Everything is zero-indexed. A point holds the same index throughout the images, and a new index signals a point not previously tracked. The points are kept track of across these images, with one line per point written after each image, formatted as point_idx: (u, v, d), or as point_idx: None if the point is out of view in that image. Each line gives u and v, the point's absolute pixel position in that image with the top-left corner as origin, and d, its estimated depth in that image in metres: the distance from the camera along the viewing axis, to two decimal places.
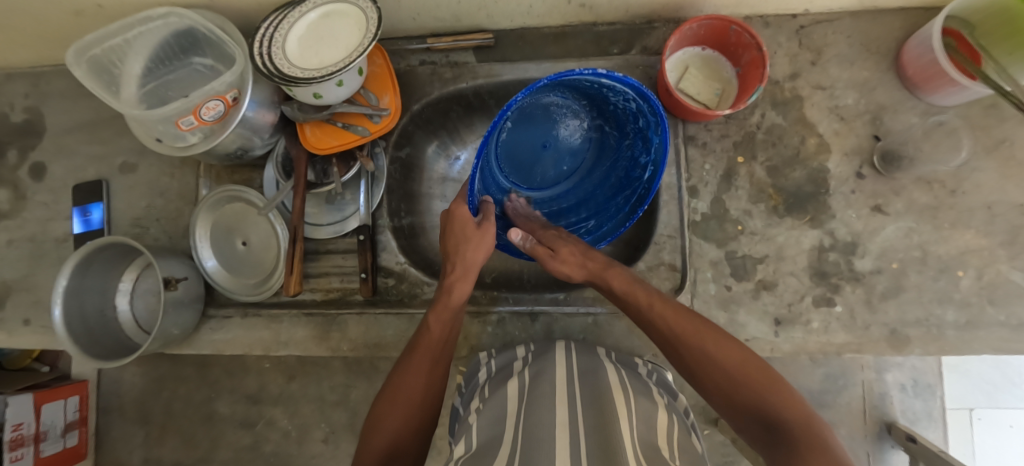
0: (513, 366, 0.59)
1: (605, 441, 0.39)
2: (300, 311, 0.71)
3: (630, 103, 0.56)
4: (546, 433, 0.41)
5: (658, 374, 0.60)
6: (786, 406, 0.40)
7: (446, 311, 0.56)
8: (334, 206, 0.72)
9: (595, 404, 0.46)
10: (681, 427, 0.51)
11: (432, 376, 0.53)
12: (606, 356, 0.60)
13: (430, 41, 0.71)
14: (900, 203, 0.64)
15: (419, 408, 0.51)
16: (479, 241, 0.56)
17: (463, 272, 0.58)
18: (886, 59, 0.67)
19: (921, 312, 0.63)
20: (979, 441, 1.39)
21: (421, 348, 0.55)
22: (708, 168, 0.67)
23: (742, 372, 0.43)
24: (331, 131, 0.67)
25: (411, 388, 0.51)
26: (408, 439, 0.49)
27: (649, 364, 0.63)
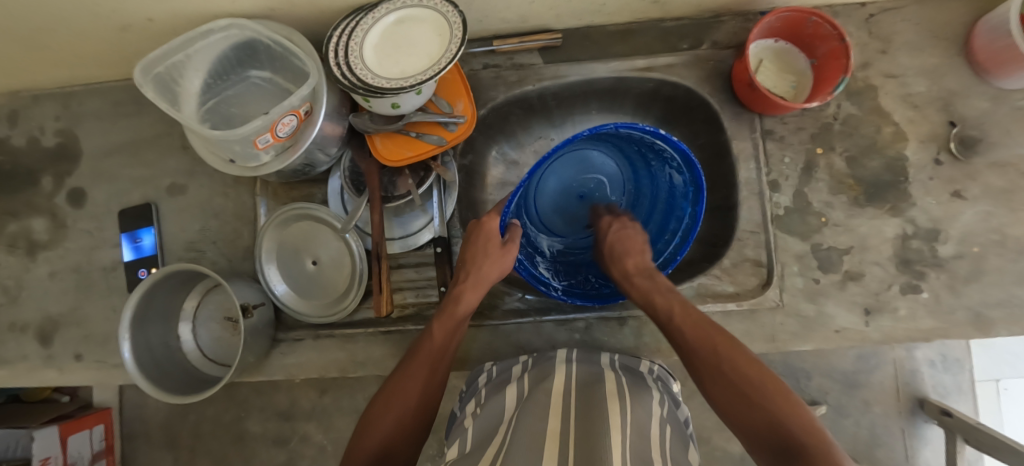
0: (512, 371, 0.60)
1: (589, 451, 0.39)
2: (376, 330, 0.68)
3: (675, 177, 0.68)
4: (535, 442, 0.41)
5: (664, 381, 0.61)
6: (807, 432, 0.38)
7: (450, 320, 0.56)
8: (403, 219, 0.70)
9: (589, 412, 0.46)
10: (678, 437, 0.51)
11: (429, 384, 0.52)
12: (608, 363, 0.60)
13: (495, 43, 0.69)
14: (976, 187, 0.65)
15: (411, 416, 0.49)
16: (500, 254, 0.59)
17: (477, 283, 0.58)
18: (954, 45, 0.67)
19: (1004, 293, 0.64)
20: (1007, 411, 1.44)
21: (422, 354, 0.53)
22: (787, 162, 0.67)
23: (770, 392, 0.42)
24: (403, 142, 0.64)
25: (407, 395, 0.50)
26: (397, 445, 0.47)
27: (656, 367, 0.62)
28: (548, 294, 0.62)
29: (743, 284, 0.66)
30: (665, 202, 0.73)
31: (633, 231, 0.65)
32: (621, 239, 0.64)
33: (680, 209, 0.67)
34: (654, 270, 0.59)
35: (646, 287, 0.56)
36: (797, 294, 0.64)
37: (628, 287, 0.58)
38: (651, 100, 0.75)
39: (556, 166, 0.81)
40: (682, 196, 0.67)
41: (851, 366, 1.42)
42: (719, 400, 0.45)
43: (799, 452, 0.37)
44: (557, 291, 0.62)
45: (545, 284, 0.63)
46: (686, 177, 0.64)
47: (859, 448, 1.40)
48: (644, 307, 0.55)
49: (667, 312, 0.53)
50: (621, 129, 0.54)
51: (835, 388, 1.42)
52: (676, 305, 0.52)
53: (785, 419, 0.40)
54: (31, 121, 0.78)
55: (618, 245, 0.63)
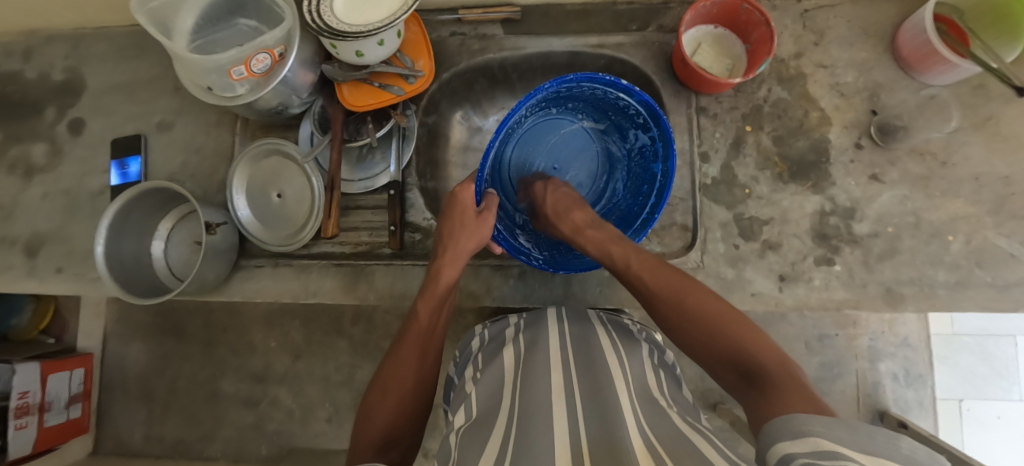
0: (505, 334, 0.63)
1: (599, 411, 0.41)
2: (329, 262, 0.74)
3: (640, 136, 0.74)
4: (543, 404, 0.43)
5: (651, 338, 0.65)
6: (769, 357, 0.41)
7: (433, 299, 0.60)
8: (365, 165, 0.76)
9: (588, 376, 0.48)
10: (670, 381, 0.57)
11: (422, 364, 0.54)
12: (595, 317, 0.65)
13: (462, 12, 0.76)
14: (894, 173, 0.70)
15: (409, 397, 0.51)
16: (478, 222, 0.65)
17: (458, 254, 0.63)
18: (882, 42, 0.73)
19: (915, 272, 0.67)
20: (968, 432, 1.44)
21: (411, 338, 0.56)
22: (719, 137, 0.72)
23: (733, 322, 0.45)
24: (367, 91, 0.71)
25: (406, 375, 0.52)
26: (401, 428, 0.49)
27: (638, 325, 0.67)
28: (529, 262, 0.66)
29: (670, 246, 0.70)
30: (637, 157, 0.77)
31: (565, 191, 0.72)
32: (557, 200, 0.71)
33: (649, 175, 0.73)
34: (593, 222, 0.66)
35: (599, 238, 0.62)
36: (719, 258, 0.69)
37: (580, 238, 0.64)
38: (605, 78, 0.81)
39: (526, 135, 0.81)
40: (652, 155, 0.72)
41: (813, 374, 1.43)
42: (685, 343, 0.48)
43: (766, 374, 0.40)
44: (539, 259, 0.66)
45: (526, 255, 0.66)
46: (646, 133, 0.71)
47: None
48: (603, 257, 0.60)
49: (624, 262, 0.57)
50: (582, 79, 0.61)
51: None
52: (631, 254, 0.57)
53: (755, 344, 0.43)
54: (43, 59, 0.86)
55: (557, 202, 0.70)
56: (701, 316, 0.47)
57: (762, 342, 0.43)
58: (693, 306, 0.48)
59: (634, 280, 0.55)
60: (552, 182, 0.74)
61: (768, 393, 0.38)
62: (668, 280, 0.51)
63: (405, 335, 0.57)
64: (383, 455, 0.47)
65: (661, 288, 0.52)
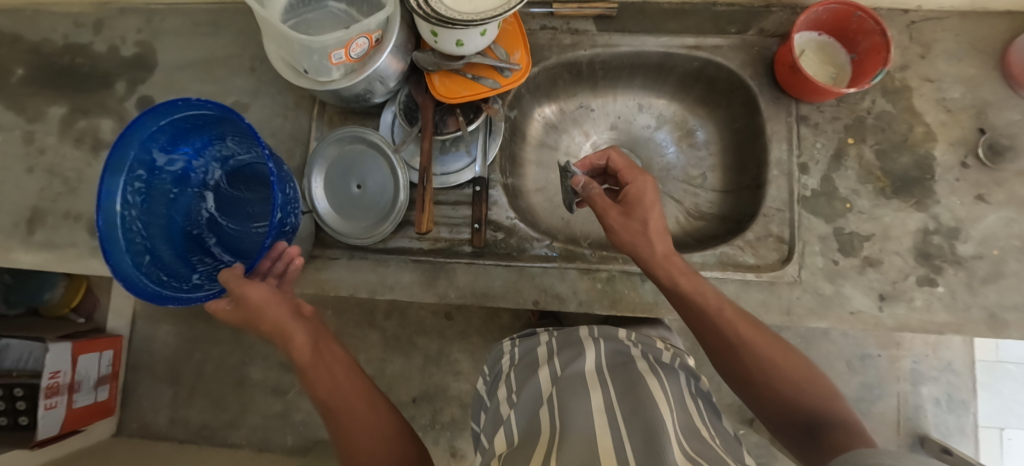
0: (538, 353, 0.65)
1: (646, 429, 0.42)
2: (407, 257, 0.72)
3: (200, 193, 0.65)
4: (587, 419, 0.45)
5: (683, 360, 0.67)
6: (828, 403, 0.47)
7: (323, 369, 0.46)
8: (447, 158, 0.73)
9: (630, 391, 0.50)
10: (709, 410, 0.58)
11: (373, 411, 0.47)
12: (627, 338, 0.67)
13: (556, 6, 0.73)
14: (1001, 194, 0.67)
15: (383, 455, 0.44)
16: (243, 280, 0.45)
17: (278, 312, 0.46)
18: (991, 59, 0.70)
19: (1021, 297, 0.65)
20: (1008, 460, 1.41)
21: (342, 405, 0.46)
22: (819, 147, 0.69)
23: (798, 372, 0.49)
24: (460, 82, 0.69)
25: (369, 449, 0.44)
26: None
27: (673, 348, 0.70)
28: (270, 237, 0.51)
29: (765, 257, 0.68)
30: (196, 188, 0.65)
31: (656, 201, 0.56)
32: (641, 198, 0.56)
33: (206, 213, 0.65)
34: (633, 202, 0.56)
35: (688, 274, 0.53)
36: (817, 273, 0.66)
37: (655, 269, 0.54)
38: (692, 81, 0.79)
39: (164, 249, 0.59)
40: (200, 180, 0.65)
41: (853, 394, 1.41)
42: (744, 388, 0.51)
43: (831, 420, 0.45)
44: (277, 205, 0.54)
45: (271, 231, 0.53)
46: (234, 140, 0.61)
47: None
48: (690, 295, 0.52)
49: (716, 305, 0.51)
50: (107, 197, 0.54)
51: None
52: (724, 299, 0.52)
53: (829, 402, 0.47)
54: (114, 31, 0.84)
55: (642, 194, 0.56)
56: (776, 371, 0.49)
57: (813, 398, 0.48)
58: (763, 357, 0.49)
59: (717, 328, 0.51)
60: (645, 182, 0.57)
61: (838, 429, 0.44)
62: (746, 330, 0.50)
63: (341, 418, 0.45)
64: None
65: (750, 336, 0.50)
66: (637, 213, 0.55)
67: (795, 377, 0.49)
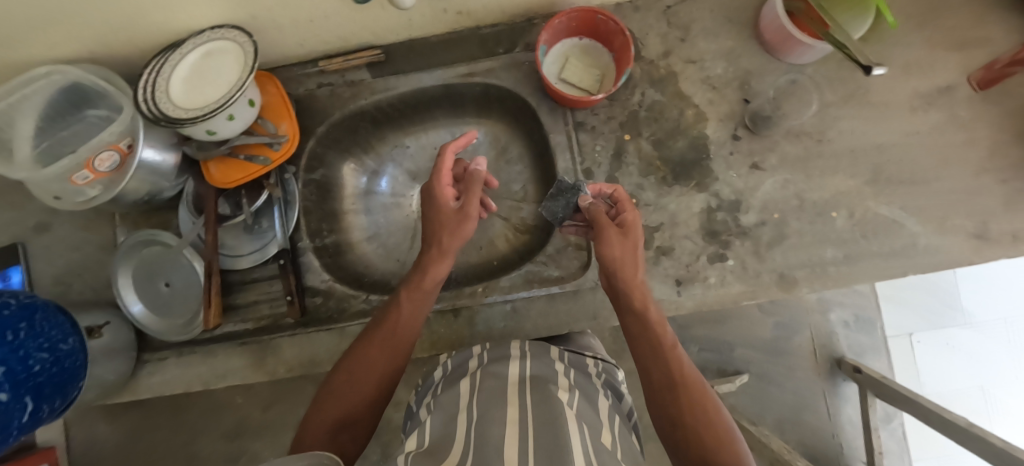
0: (467, 365, 0.54)
1: (553, 448, 0.36)
2: (234, 341, 0.72)
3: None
4: (494, 436, 0.38)
5: (609, 375, 0.58)
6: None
7: (416, 294, 0.55)
8: (253, 235, 0.74)
9: (546, 404, 0.42)
10: (623, 429, 0.49)
11: (387, 363, 0.50)
12: (558, 355, 0.55)
13: (322, 64, 0.74)
14: (774, 158, 0.70)
15: (365, 405, 0.48)
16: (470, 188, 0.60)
17: (397, 318, 0.54)
18: (747, 28, 0.72)
19: (805, 253, 0.69)
20: (922, 363, 1.46)
21: (376, 339, 0.52)
22: (599, 150, 0.71)
23: (718, 430, 0.44)
24: (235, 165, 0.69)
25: (352, 402, 0.47)
26: (360, 418, 0.47)
27: (601, 363, 0.60)
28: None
29: (567, 267, 0.70)
30: None
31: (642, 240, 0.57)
32: (630, 226, 0.57)
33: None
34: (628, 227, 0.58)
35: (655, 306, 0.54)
36: None
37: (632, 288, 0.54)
38: (487, 103, 0.80)
39: None
40: None
41: (771, 334, 1.47)
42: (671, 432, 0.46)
43: None
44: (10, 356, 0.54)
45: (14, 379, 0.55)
46: None
47: (787, 410, 1.44)
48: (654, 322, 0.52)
49: (670, 342, 0.51)
50: None
51: (757, 358, 1.46)
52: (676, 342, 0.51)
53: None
54: None
55: (627, 223, 0.58)
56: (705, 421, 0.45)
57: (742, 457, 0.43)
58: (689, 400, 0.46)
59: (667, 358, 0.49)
60: (625, 210, 0.60)
61: None
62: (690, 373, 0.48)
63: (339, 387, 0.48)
64: (332, 438, 0.45)
65: (690, 377, 0.48)
66: (632, 236, 0.57)
67: (721, 435, 0.44)
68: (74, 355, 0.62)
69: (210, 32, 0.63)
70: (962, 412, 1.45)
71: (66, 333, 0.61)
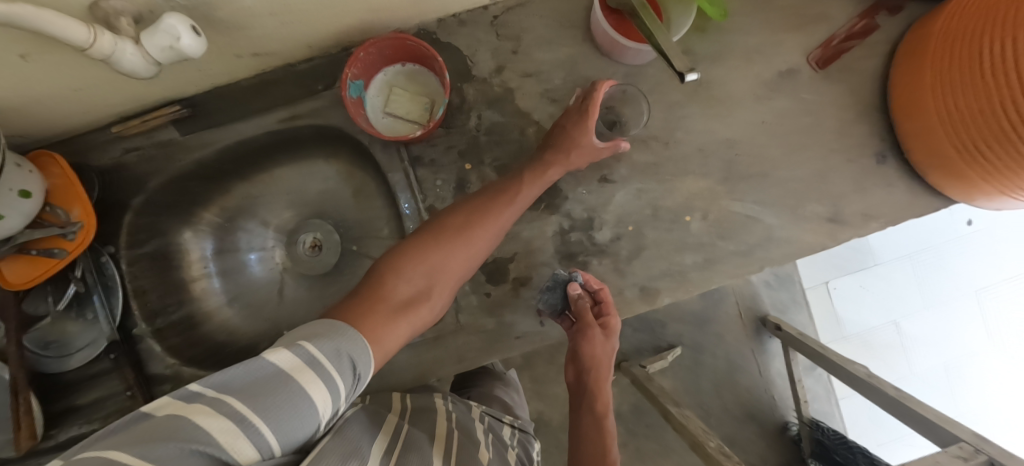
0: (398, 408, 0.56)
1: None
2: (78, 448, 0.65)
3: None
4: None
5: (522, 446, 0.64)
6: None
7: (510, 198, 0.56)
8: (81, 330, 0.67)
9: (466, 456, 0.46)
10: None
11: (471, 251, 0.53)
12: (478, 416, 0.61)
13: (120, 129, 0.67)
14: (623, 168, 0.68)
15: (444, 275, 0.51)
16: (568, 146, 0.59)
17: (516, 199, 0.57)
18: (580, 32, 0.68)
19: (665, 263, 0.68)
20: (842, 310, 1.34)
21: (490, 219, 0.54)
22: (441, 184, 0.67)
23: None
24: (29, 262, 0.60)
25: (447, 261, 0.51)
26: (425, 295, 0.48)
27: (518, 432, 0.66)
28: None
29: None
30: None
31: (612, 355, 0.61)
32: (608, 334, 0.61)
33: None
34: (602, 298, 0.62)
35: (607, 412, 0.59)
36: (475, 312, 0.66)
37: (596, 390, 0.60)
38: (328, 141, 0.74)
39: None
40: None
41: (697, 305, 1.36)
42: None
43: None
44: None
45: None
46: None
47: (721, 376, 1.34)
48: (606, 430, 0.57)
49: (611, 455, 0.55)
50: None
51: (687, 330, 1.36)
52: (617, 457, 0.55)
53: None
54: None
55: (606, 330, 0.61)
56: None
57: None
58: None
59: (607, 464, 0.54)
60: (606, 318, 0.62)
61: None
62: None
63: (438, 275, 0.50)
64: (403, 289, 0.46)
65: None
66: (605, 346, 0.61)
67: None
68: None
69: None
70: (880, 360, 1.33)
71: None
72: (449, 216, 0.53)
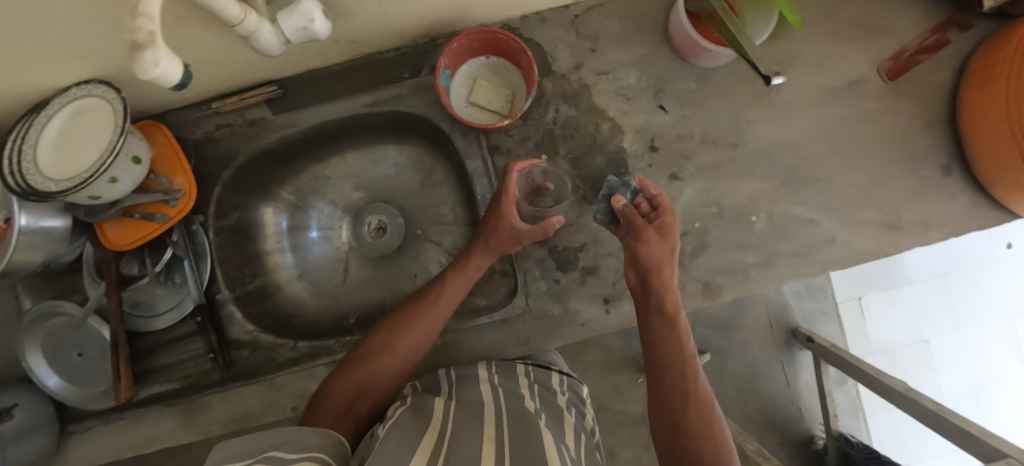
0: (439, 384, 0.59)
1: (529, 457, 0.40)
2: (161, 403, 0.70)
3: None
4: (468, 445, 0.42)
5: (573, 391, 0.64)
6: None
7: (439, 288, 0.59)
8: (169, 292, 0.72)
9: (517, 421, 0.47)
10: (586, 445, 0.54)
11: (419, 335, 0.57)
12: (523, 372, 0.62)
13: (216, 105, 0.70)
14: (692, 167, 0.70)
15: (396, 355, 0.55)
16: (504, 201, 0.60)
17: (456, 282, 0.60)
18: (657, 33, 0.70)
19: (727, 261, 0.69)
20: (872, 328, 1.34)
21: (426, 312, 0.58)
22: (517, 173, 0.70)
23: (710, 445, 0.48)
24: (131, 225, 0.65)
25: (400, 350, 0.56)
26: (380, 379, 0.54)
27: (567, 378, 0.66)
28: None
29: (495, 296, 0.69)
30: None
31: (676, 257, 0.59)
32: (668, 235, 0.59)
33: None
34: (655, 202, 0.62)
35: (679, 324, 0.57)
36: (542, 297, 0.68)
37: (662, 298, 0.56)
38: (404, 128, 0.77)
39: None
40: None
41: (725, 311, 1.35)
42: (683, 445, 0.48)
43: None
44: None
45: None
46: None
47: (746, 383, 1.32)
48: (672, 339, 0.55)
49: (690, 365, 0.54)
50: None
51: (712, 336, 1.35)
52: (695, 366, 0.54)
53: None
54: None
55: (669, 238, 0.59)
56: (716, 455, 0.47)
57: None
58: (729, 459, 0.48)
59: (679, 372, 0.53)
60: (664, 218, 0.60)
61: None
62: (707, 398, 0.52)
63: (392, 344, 0.56)
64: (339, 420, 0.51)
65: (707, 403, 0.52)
66: (665, 243, 0.58)
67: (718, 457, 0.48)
68: None
69: (75, 89, 0.58)
70: (906, 375, 1.33)
71: None
72: (422, 301, 0.59)
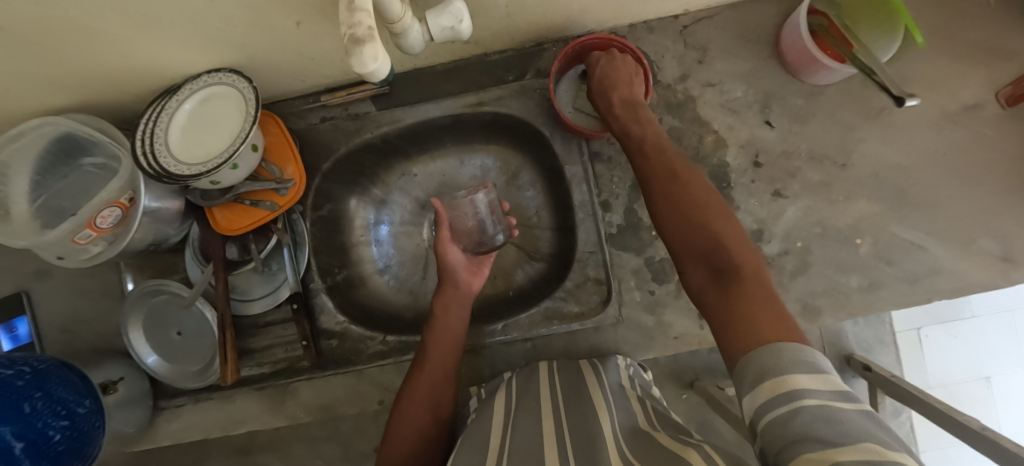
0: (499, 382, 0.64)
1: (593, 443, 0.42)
2: (251, 387, 0.72)
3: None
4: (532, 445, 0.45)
5: (638, 374, 0.63)
6: (744, 262, 0.40)
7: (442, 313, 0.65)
8: (265, 278, 0.73)
9: (580, 411, 0.49)
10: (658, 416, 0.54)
11: (443, 361, 0.62)
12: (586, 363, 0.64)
13: (324, 98, 0.71)
14: (796, 185, 0.68)
15: (433, 388, 0.60)
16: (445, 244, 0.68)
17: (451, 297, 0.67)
18: (767, 47, 0.69)
19: (828, 282, 0.67)
20: (930, 359, 1.25)
21: (435, 340, 0.63)
22: (617, 181, 0.70)
23: (721, 239, 0.42)
24: (241, 211, 0.66)
25: (432, 382, 0.60)
26: (427, 410, 0.58)
27: (633, 363, 0.65)
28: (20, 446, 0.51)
29: (587, 303, 0.69)
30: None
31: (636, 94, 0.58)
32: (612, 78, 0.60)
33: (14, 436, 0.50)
34: (637, 106, 0.59)
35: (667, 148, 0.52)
36: (636, 307, 0.68)
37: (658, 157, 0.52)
38: (498, 129, 0.77)
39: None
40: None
41: None
42: (723, 334, 0.37)
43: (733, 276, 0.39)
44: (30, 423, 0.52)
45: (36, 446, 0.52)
46: None
47: None
48: (672, 176, 0.49)
49: (703, 199, 0.46)
50: None
51: None
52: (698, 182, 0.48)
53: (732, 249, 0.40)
54: None
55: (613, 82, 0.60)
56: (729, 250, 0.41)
57: (799, 339, 0.32)
58: (784, 307, 0.35)
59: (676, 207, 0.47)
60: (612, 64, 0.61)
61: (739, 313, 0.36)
62: (712, 205, 0.45)
63: (422, 367, 0.61)
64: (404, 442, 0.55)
65: (710, 204, 0.45)
66: (633, 106, 0.58)
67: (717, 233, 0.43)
68: (92, 416, 0.59)
69: (206, 76, 0.60)
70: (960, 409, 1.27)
71: (81, 395, 0.59)
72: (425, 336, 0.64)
